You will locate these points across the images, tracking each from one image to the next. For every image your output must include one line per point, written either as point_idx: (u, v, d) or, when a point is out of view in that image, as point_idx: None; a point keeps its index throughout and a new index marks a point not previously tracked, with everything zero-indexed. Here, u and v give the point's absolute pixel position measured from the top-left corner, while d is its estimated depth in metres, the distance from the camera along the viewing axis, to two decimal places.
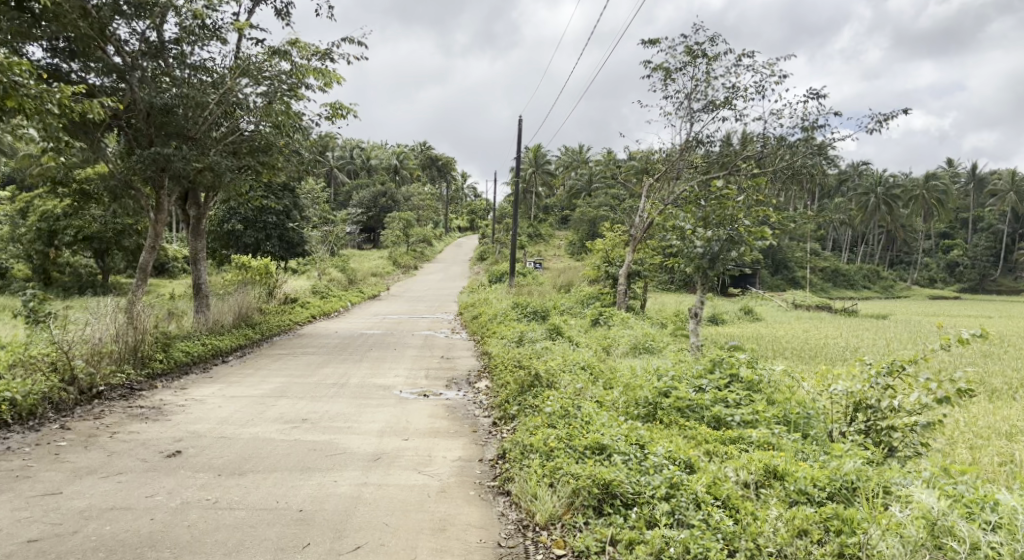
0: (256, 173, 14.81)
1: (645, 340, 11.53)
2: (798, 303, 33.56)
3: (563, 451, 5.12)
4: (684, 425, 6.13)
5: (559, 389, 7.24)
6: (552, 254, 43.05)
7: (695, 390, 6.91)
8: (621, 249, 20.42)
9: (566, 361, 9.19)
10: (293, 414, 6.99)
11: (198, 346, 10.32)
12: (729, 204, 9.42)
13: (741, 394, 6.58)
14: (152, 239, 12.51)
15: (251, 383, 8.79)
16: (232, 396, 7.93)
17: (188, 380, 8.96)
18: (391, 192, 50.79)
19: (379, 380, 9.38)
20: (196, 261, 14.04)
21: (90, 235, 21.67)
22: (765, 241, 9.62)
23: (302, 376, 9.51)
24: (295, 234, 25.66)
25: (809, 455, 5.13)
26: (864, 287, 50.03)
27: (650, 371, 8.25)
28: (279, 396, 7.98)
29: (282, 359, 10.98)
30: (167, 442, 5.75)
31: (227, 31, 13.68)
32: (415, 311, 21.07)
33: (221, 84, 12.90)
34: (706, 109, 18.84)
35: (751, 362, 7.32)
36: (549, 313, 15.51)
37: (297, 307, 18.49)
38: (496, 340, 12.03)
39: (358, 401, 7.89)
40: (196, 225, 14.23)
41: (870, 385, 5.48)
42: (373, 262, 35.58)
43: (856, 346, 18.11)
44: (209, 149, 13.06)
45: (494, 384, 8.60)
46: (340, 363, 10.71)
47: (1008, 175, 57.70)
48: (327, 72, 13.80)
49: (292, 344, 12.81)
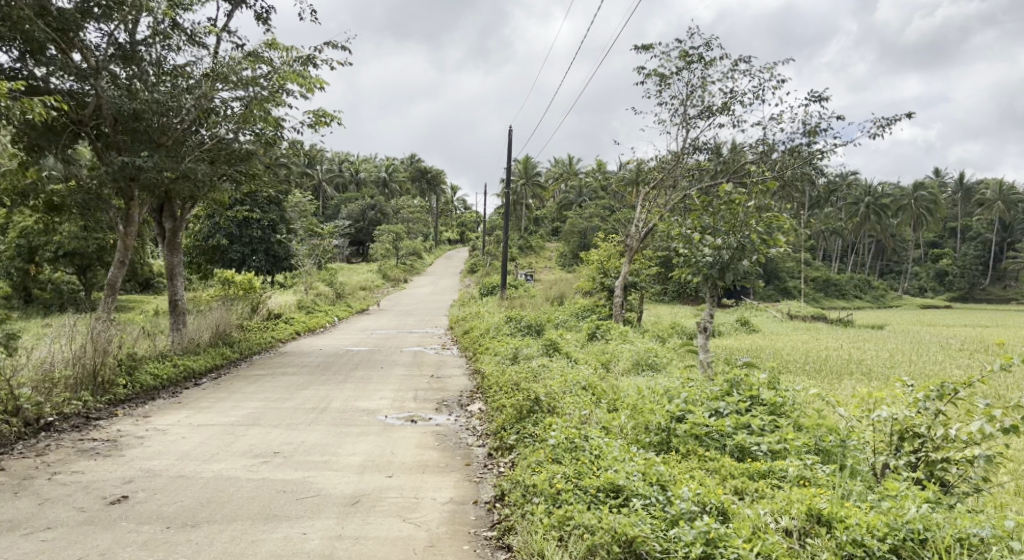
0: (237, 184, 14.09)
1: (648, 356, 10.86)
2: (793, 314, 33.07)
3: (573, 495, 4.47)
4: (704, 458, 5.47)
5: (561, 415, 6.56)
6: (543, 266, 42.40)
7: (712, 414, 6.25)
8: (617, 260, 19.78)
9: (565, 381, 8.50)
10: (264, 447, 6.25)
11: (169, 368, 9.61)
12: (740, 209, 8.77)
13: (765, 418, 5.90)
14: (122, 254, 11.72)
15: (222, 410, 8.06)
16: (199, 425, 7.18)
17: (155, 406, 8.24)
18: (380, 206, 50.19)
19: (362, 403, 8.64)
20: (174, 276, 13.26)
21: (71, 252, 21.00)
22: (779, 248, 8.99)
23: (280, 400, 8.79)
24: (281, 247, 24.96)
25: (855, 494, 4.48)
26: (856, 296, 49.63)
27: (659, 393, 7.57)
28: (251, 425, 7.23)
29: (260, 380, 10.24)
30: (113, 485, 5.01)
31: (203, 36, 13.06)
32: (404, 326, 20.32)
33: (197, 90, 12.19)
34: (702, 115, 18.35)
35: (771, 382, 6.65)
36: (544, 327, 14.81)
37: (282, 323, 17.67)
38: (489, 357, 11.32)
39: (339, 429, 7.15)
40: (173, 238, 13.39)
41: (918, 410, 4.80)
42: (363, 276, 34.88)
43: (860, 359, 17.52)
44: (184, 158, 12.28)
45: (489, 407, 7.88)
46: (322, 384, 9.98)
47: (994, 184, 57.81)
48: (309, 75, 13.17)
49: (272, 364, 12.04)
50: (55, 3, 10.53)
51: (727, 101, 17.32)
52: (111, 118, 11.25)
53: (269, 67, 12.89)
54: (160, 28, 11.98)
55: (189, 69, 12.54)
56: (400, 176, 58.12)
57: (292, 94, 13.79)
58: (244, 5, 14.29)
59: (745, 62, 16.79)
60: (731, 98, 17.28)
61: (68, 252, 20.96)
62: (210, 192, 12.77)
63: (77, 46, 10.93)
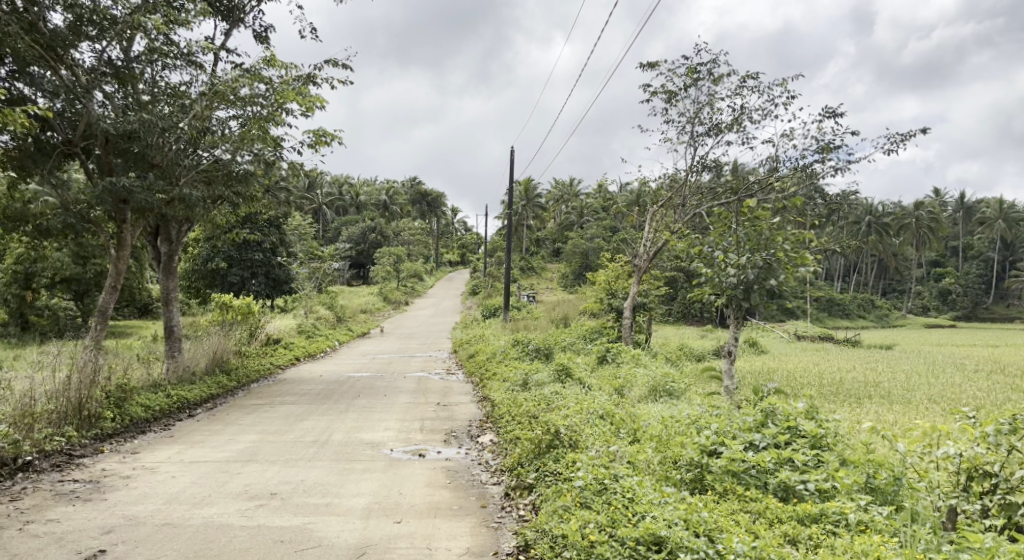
0: (234, 205, 13.67)
1: (665, 381, 10.32)
2: (801, 335, 32.54)
3: (608, 548, 4.19)
4: (746, 501, 4.97)
5: (583, 451, 6.06)
6: (544, 288, 41.92)
7: (747, 447, 5.77)
8: (625, 280, 19.27)
9: (581, 409, 8.00)
10: (260, 487, 5.74)
11: (161, 399, 9.13)
12: (764, 226, 8.38)
13: (808, 452, 5.39)
14: (113, 279, 11.24)
15: (216, 444, 7.55)
16: (190, 462, 6.67)
17: (145, 439, 7.74)
18: (380, 228, 49.91)
19: (365, 435, 8.10)
20: (169, 302, 12.79)
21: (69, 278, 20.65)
22: (808, 267, 8.48)
23: (278, 433, 8.27)
24: (282, 270, 24.51)
25: (924, 543, 4.05)
26: (860, 316, 49.14)
27: (685, 422, 7.08)
28: (247, 462, 6.72)
29: (257, 410, 9.74)
30: (90, 537, 4.58)
31: (200, 54, 12.72)
32: (407, 350, 19.78)
33: (191, 110, 11.84)
34: (710, 133, 18.01)
35: (808, 411, 6.15)
36: (552, 351, 14.27)
37: (281, 349, 17.13)
38: (497, 384, 10.79)
39: (342, 466, 6.62)
40: (168, 262, 12.94)
41: (988, 446, 4.31)
42: (364, 299, 34.44)
43: (876, 381, 16.94)
44: (178, 179, 11.86)
45: (502, 440, 7.37)
46: (323, 414, 9.47)
47: (995, 203, 57.61)
48: (308, 94, 12.82)
49: (271, 392, 11.53)
50: (45, 19, 10.17)
51: (736, 119, 17.00)
52: (102, 139, 10.81)
53: (268, 85, 12.56)
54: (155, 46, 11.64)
55: (185, 89, 12.19)
56: (401, 200, 58.03)
57: (292, 113, 13.45)
58: (243, 24, 14.01)
59: (755, 78, 16.42)
60: (740, 116, 16.99)
61: (67, 277, 20.61)
62: (206, 215, 12.32)
63: (68, 63, 10.55)
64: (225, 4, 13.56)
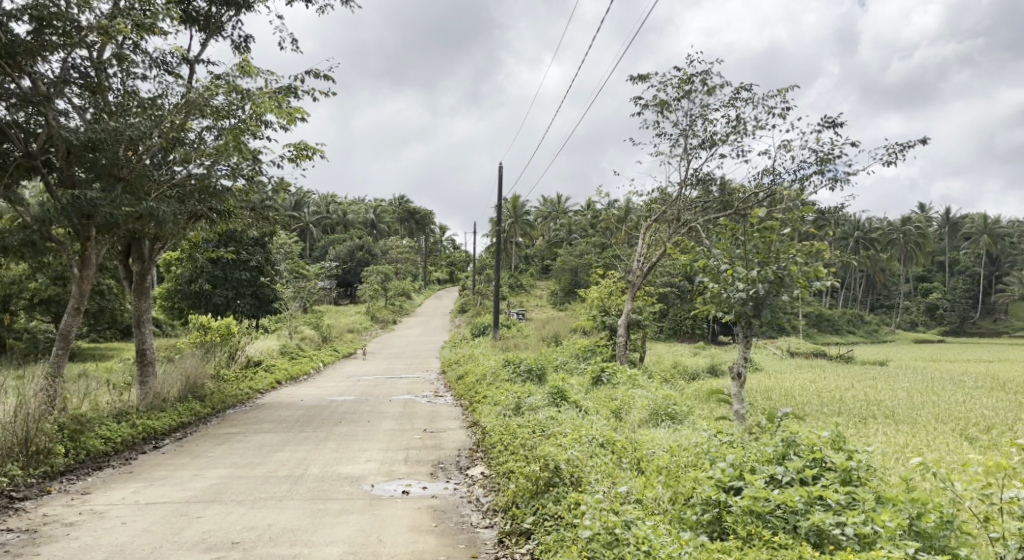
0: (211, 223, 12.98)
1: (666, 404, 9.68)
2: (794, 351, 32.10)
3: None
4: (776, 548, 4.38)
5: (586, 490, 5.43)
6: (534, 305, 41.34)
7: (768, 483, 5.18)
8: (618, 296, 18.64)
9: (581, 436, 7.38)
10: (220, 535, 5.14)
11: (124, 430, 8.43)
12: (775, 237, 7.84)
13: (841, 490, 4.75)
14: (77, 301, 10.50)
15: (178, 481, 6.86)
16: (146, 504, 5.98)
17: (101, 476, 7.08)
18: (367, 246, 49.26)
19: (345, 468, 7.44)
20: (141, 324, 12.12)
21: (49, 300, 20.03)
22: (823, 282, 7.94)
23: (249, 466, 7.57)
24: (270, 290, 24.02)
25: None
26: (850, 332, 48.83)
27: (696, 452, 6.47)
28: (210, 502, 6.04)
29: (230, 441, 9.06)
30: None
31: (174, 64, 12.13)
32: (393, 371, 19.04)
33: (163, 120, 11.19)
34: (704, 146, 17.57)
35: (835, 440, 5.55)
36: (545, 371, 13.62)
37: (261, 372, 16.35)
38: (489, 408, 10.15)
39: (315, 505, 5.99)
40: (141, 283, 12.22)
41: None
42: (351, 318, 33.72)
43: (878, 399, 16.39)
44: (149, 194, 11.15)
45: (495, 473, 6.77)
46: (301, 444, 8.80)
47: (979, 218, 57.86)
48: (286, 105, 12.27)
49: (247, 420, 10.81)
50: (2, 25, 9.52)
51: (731, 131, 16.55)
52: (64, 151, 10.11)
53: (244, 95, 11.98)
54: (124, 54, 11.01)
55: (158, 100, 11.57)
56: (389, 218, 57.46)
57: (271, 125, 12.89)
58: (220, 35, 13.43)
59: (748, 89, 16.03)
60: (735, 128, 16.56)
61: (45, 299, 20.00)
62: (178, 232, 11.66)
63: (27, 71, 9.87)
64: (201, 14, 12.94)
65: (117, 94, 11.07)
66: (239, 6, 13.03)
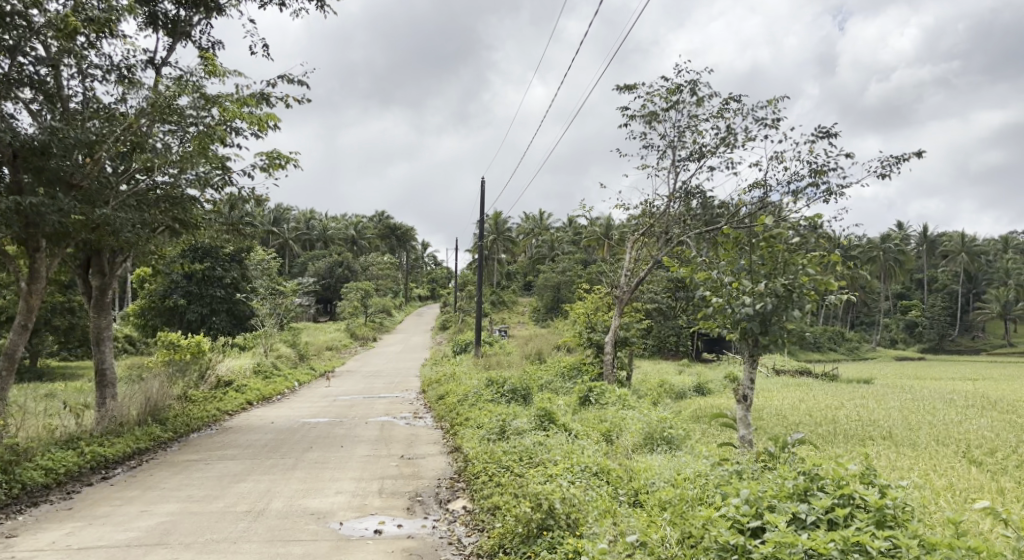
0: (176, 235, 12.12)
1: (661, 428, 8.98)
2: (779, 369, 31.59)
3: None
4: None
5: (588, 547, 4.72)
6: (516, 322, 40.58)
7: (791, 522, 4.58)
8: (605, 312, 17.93)
9: (574, 464, 6.72)
10: None
11: (68, 460, 7.69)
12: (781, 247, 7.27)
13: (881, 536, 4.14)
14: (23, 318, 9.63)
15: (121, 519, 6.09)
16: (78, 550, 5.34)
17: (32, 515, 6.35)
18: (347, 262, 47.64)
19: (311, 502, 6.72)
20: (100, 342, 11.24)
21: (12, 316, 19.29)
22: (833, 297, 7.39)
23: (205, 500, 6.81)
24: (246, 307, 23.32)
25: None
26: (831, 349, 48.55)
27: (697, 483, 5.85)
28: (152, 547, 5.39)
29: (189, 469, 8.29)
30: None
31: (138, 69, 11.40)
32: (371, 390, 18.22)
33: (122, 126, 10.42)
34: (691, 158, 17.15)
35: (864, 474, 4.92)
36: (531, 392, 12.89)
37: (232, 392, 15.39)
38: (472, 433, 9.41)
39: (274, 549, 5.37)
40: (100, 298, 11.34)
41: None
42: (330, 335, 32.79)
43: (873, 420, 15.78)
44: (106, 203, 10.33)
45: (479, 509, 6.12)
46: (265, 473, 8.05)
47: (957, 235, 57.95)
48: (258, 112, 11.63)
49: (210, 445, 10.01)
50: None
51: (721, 142, 16.12)
52: (10, 155, 9.29)
53: (212, 99, 11.27)
54: (81, 57, 10.26)
55: (119, 106, 10.80)
56: (370, 234, 56.80)
57: (241, 133, 12.19)
58: (188, 39, 12.72)
59: (738, 101, 15.63)
60: (724, 140, 16.12)
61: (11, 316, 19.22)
62: (139, 245, 10.84)
63: None
64: (168, 17, 12.25)
65: (73, 97, 10.28)
66: (209, 10, 12.35)
